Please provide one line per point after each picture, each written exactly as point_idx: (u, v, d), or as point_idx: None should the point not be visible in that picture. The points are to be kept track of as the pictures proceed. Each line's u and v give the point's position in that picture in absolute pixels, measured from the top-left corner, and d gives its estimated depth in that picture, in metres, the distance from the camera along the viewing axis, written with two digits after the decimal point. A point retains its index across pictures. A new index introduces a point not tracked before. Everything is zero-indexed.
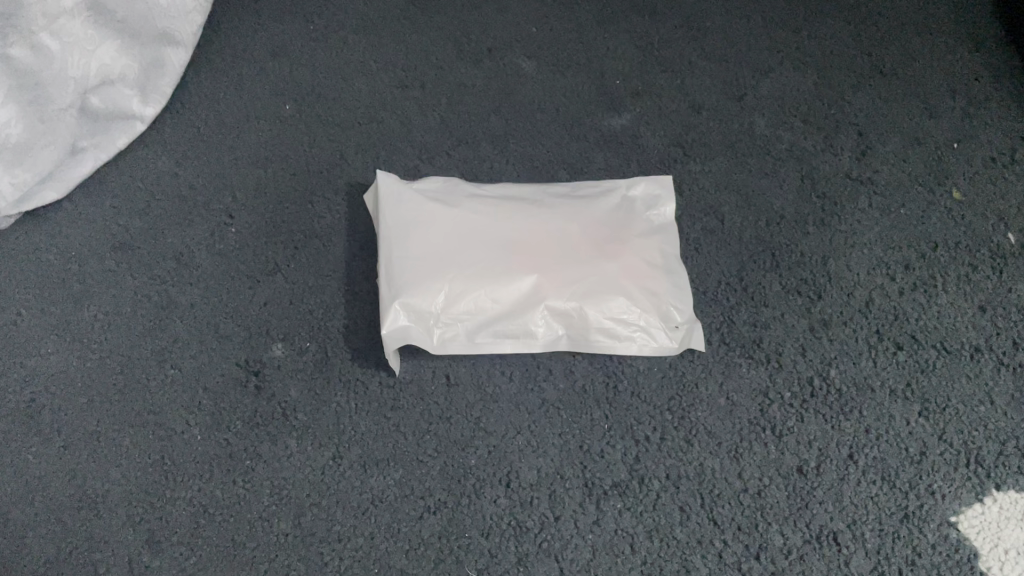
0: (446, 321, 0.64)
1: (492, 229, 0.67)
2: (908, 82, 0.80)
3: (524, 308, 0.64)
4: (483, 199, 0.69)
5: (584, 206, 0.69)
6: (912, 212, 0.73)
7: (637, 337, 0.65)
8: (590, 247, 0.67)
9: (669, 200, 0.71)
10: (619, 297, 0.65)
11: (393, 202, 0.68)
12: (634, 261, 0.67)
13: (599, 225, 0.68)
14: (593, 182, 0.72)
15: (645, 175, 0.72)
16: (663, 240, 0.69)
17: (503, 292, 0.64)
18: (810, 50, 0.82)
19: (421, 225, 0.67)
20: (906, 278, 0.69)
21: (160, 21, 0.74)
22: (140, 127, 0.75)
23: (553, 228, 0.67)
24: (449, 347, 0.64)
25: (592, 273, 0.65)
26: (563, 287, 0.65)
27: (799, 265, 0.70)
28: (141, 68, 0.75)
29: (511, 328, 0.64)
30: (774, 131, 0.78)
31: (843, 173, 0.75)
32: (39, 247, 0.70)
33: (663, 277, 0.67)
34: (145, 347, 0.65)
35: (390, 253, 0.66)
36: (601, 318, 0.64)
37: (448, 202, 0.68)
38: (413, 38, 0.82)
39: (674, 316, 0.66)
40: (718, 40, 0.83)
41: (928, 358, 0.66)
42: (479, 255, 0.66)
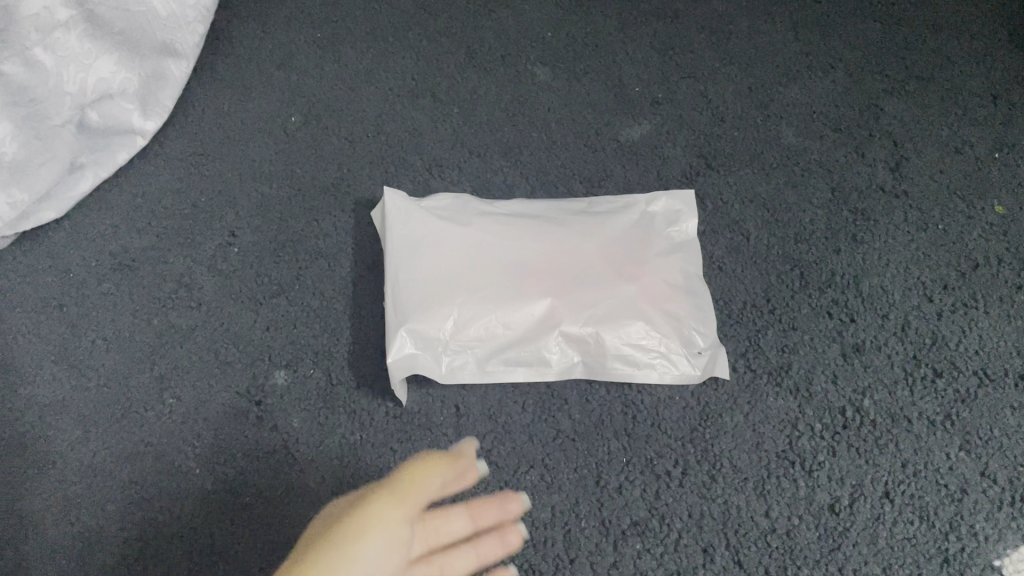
0: (459, 348, 0.64)
1: (505, 252, 0.67)
2: (943, 87, 0.78)
3: (540, 334, 0.64)
4: (494, 219, 0.69)
5: (602, 226, 0.69)
6: (952, 228, 0.71)
7: (656, 364, 0.64)
8: (605, 270, 0.66)
9: (691, 217, 0.70)
10: (637, 323, 0.65)
11: (402, 224, 0.68)
12: (652, 284, 0.66)
13: (616, 247, 0.68)
14: (609, 199, 0.72)
15: (667, 191, 0.71)
16: (683, 260, 0.68)
17: (518, 317, 0.64)
18: (838, 54, 0.80)
19: (431, 248, 0.67)
20: (945, 299, 0.67)
21: (159, 33, 0.73)
22: (141, 141, 0.75)
23: (569, 250, 0.67)
24: (459, 375, 0.63)
25: (609, 298, 0.65)
26: (581, 311, 0.65)
27: (831, 286, 0.68)
28: (141, 81, 0.74)
29: (526, 355, 0.64)
30: (802, 141, 0.76)
31: (877, 185, 0.73)
32: (46, 270, 0.70)
33: (684, 300, 0.66)
34: (144, 374, 0.65)
35: (399, 277, 0.66)
36: (618, 343, 0.64)
37: (459, 223, 0.68)
38: (426, 45, 0.83)
39: (696, 341, 0.65)
40: (745, 46, 0.81)
41: (969, 386, 0.64)
42: (492, 279, 0.66)
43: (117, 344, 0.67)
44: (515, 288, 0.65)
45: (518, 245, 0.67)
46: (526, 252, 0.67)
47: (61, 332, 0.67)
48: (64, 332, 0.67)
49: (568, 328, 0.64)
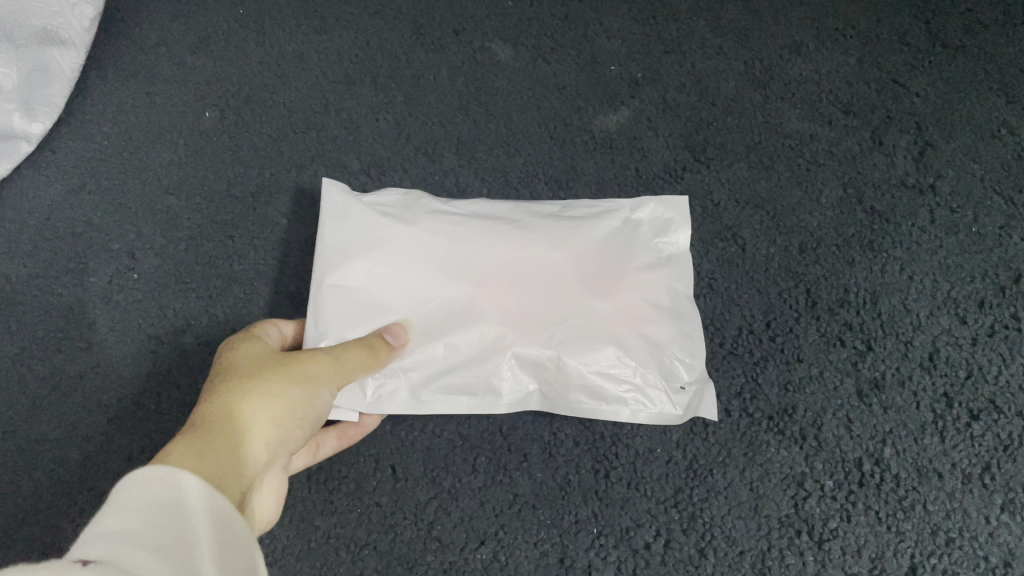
0: (390, 373, 0.50)
1: (455, 258, 0.52)
2: (978, 56, 0.65)
3: (490, 359, 0.50)
4: (448, 217, 0.54)
5: (577, 230, 0.54)
6: (988, 230, 0.59)
7: (630, 399, 0.51)
8: (575, 282, 0.52)
9: (683, 228, 0.56)
10: (610, 348, 0.51)
11: (336, 216, 0.53)
12: (632, 302, 0.52)
13: (593, 254, 0.53)
14: (589, 202, 0.57)
15: (658, 196, 0.56)
16: (671, 276, 0.54)
17: (461, 338, 0.50)
18: (852, 20, 0.67)
19: (365, 247, 0.51)
20: (980, 320, 0.56)
21: (37, 18, 0.62)
22: (27, 148, 0.63)
23: (533, 259, 0.52)
24: (387, 406, 0.50)
25: (575, 317, 0.51)
26: (540, 332, 0.51)
27: (843, 305, 0.57)
28: (22, 78, 0.63)
29: (470, 386, 0.50)
30: (808, 127, 0.63)
31: (898, 180, 0.61)
32: None
33: (669, 323, 0.52)
34: (24, 434, 0.56)
35: (322, 279, 0.51)
36: (584, 372, 0.50)
37: (405, 219, 0.53)
38: (365, 19, 0.69)
39: (680, 375, 0.52)
40: (743, 12, 0.68)
41: (1011, 429, 0.53)
42: (437, 291, 0.51)
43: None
44: (461, 300, 0.51)
45: (472, 250, 0.52)
46: (480, 259, 0.52)
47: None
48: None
49: (523, 351, 0.50)
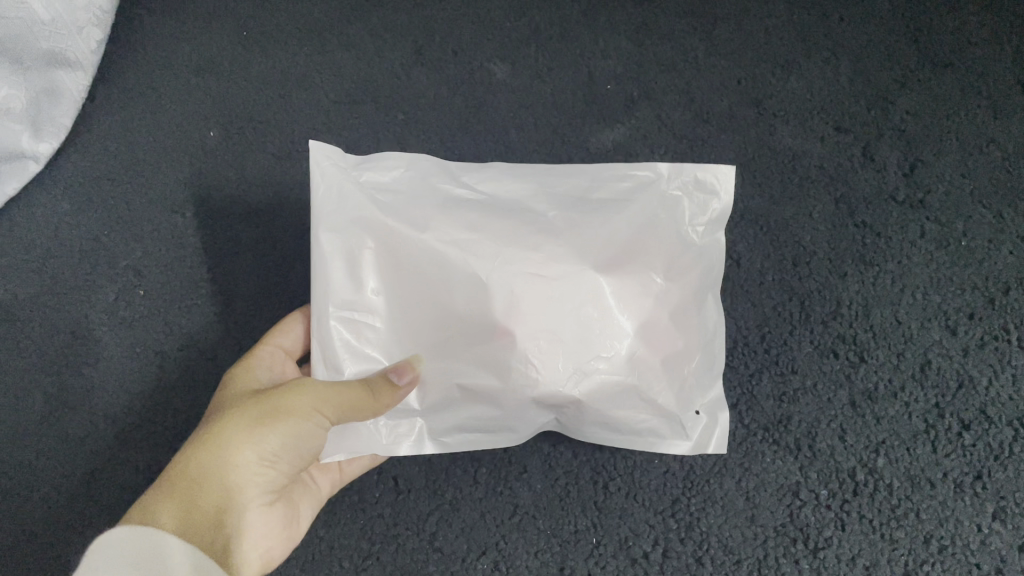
0: (404, 413, 0.49)
1: (469, 275, 0.47)
2: (967, 73, 0.66)
3: (506, 405, 0.48)
4: (458, 216, 0.49)
5: (599, 233, 0.49)
6: (977, 243, 0.60)
7: (648, 428, 0.50)
8: (605, 308, 0.48)
9: (722, 205, 0.51)
10: (634, 383, 0.48)
11: (332, 217, 0.48)
12: (654, 326, 0.49)
13: (621, 264, 0.49)
14: (620, 171, 0.51)
15: (698, 163, 0.50)
16: (700, 280, 0.51)
17: (475, 383, 0.48)
18: (845, 35, 0.68)
19: (370, 271, 0.48)
20: (971, 332, 0.58)
21: (43, 40, 0.63)
22: (34, 167, 0.65)
23: (559, 280, 0.47)
24: (403, 446, 0.49)
25: (602, 351, 0.47)
26: (565, 373, 0.47)
27: (836, 318, 0.58)
28: (29, 98, 0.64)
29: (487, 425, 0.49)
30: (800, 144, 0.65)
31: (888, 195, 0.62)
32: None
33: (693, 342, 0.51)
34: (39, 448, 0.59)
35: (324, 306, 0.48)
36: (602, 412, 0.49)
37: (412, 222, 0.48)
38: (364, 38, 0.70)
39: (694, 400, 0.51)
40: (737, 27, 0.68)
41: (1002, 439, 0.55)
42: (450, 322, 0.47)
43: (10, 412, 0.59)
44: (475, 335, 0.47)
45: (491, 262, 0.47)
46: (501, 278, 0.47)
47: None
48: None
49: (546, 396, 0.47)
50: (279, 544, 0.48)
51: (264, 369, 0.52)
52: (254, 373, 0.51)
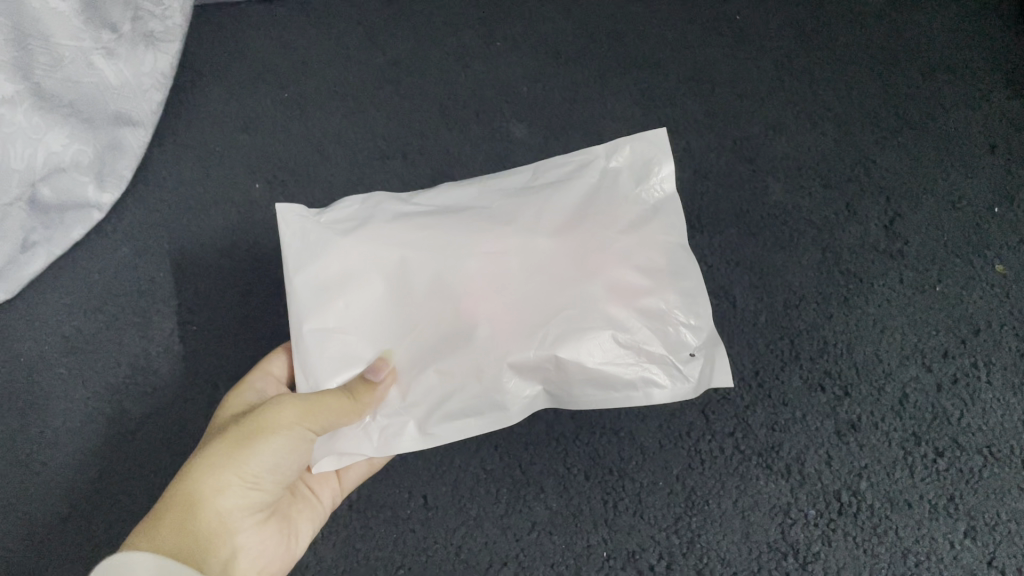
0: (390, 412, 0.50)
1: (431, 265, 0.52)
2: (940, 137, 0.73)
3: (486, 376, 0.50)
4: (411, 222, 0.53)
5: (550, 216, 0.53)
6: (949, 289, 0.67)
7: (640, 382, 0.51)
8: (563, 271, 0.52)
9: (666, 165, 0.53)
10: (608, 333, 0.51)
11: (289, 248, 0.52)
12: (620, 284, 0.52)
13: (575, 232, 0.53)
14: (559, 159, 0.55)
15: (628, 135, 0.54)
16: (662, 230, 0.52)
17: (453, 364, 0.50)
18: (830, 103, 0.75)
19: (338, 288, 0.51)
20: (944, 369, 0.64)
21: (113, 103, 0.70)
22: (98, 216, 0.71)
23: (511, 253, 0.52)
24: (396, 443, 0.50)
25: (566, 307, 0.51)
26: (534, 336, 0.50)
27: (822, 356, 0.64)
28: (96, 153, 0.70)
29: (475, 408, 0.50)
30: (790, 198, 0.71)
31: (870, 245, 0.69)
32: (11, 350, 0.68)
33: (667, 288, 0.52)
34: (100, 468, 0.64)
35: (299, 327, 0.51)
36: (584, 370, 0.50)
37: (368, 236, 0.53)
38: (396, 101, 0.77)
39: (685, 342, 0.51)
40: (733, 93, 0.76)
41: (973, 465, 0.60)
42: (421, 312, 0.52)
43: (74, 436, 0.66)
44: (446, 322, 0.51)
45: (447, 251, 0.52)
46: (459, 263, 0.52)
47: (9, 425, 0.66)
48: (12, 424, 0.66)
49: (521, 356, 0.50)
50: (275, 558, 0.51)
51: (254, 391, 0.54)
52: (244, 397, 0.54)
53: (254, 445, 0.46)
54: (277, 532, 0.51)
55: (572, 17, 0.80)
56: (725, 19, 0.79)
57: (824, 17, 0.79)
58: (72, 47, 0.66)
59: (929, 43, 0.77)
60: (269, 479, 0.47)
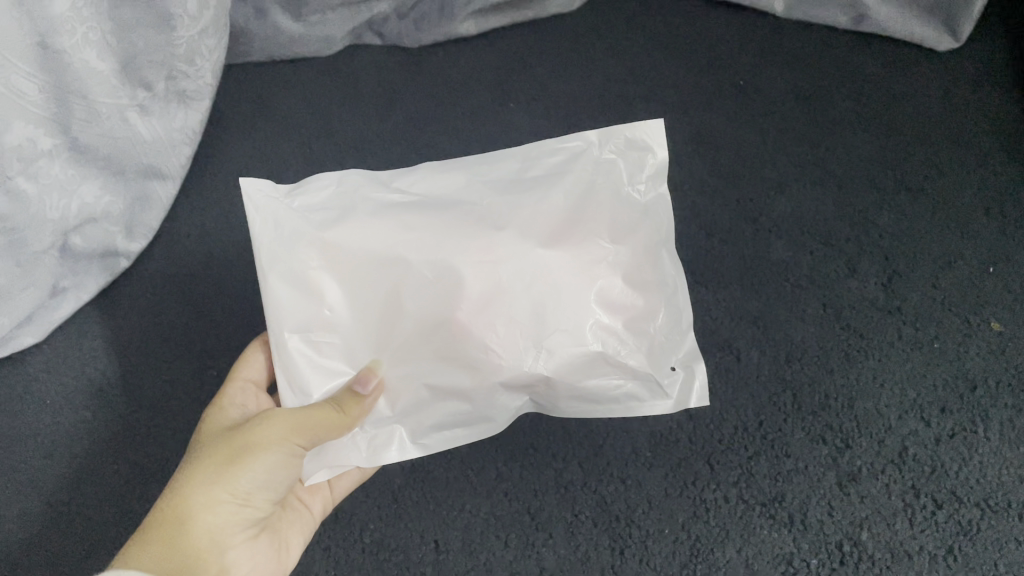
0: (380, 424, 0.52)
1: (416, 268, 0.51)
2: (937, 200, 0.76)
3: (476, 393, 0.52)
4: (396, 215, 0.52)
5: (541, 214, 0.52)
6: (946, 346, 0.69)
7: (624, 395, 0.54)
8: (558, 281, 0.51)
9: (658, 157, 0.53)
10: (598, 349, 0.52)
11: (270, 248, 0.50)
12: (610, 296, 0.53)
13: (566, 239, 0.52)
14: (549, 147, 0.53)
15: (626, 124, 0.53)
16: (651, 237, 0.54)
17: (443, 380, 0.52)
18: (830, 164, 0.78)
19: (321, 294, 0.51)
20: (943, 423, 0.66)
21: (145, 157, 0.73)
22: (125, 263, 0.75)
23: (502, 259, 0.51)
24: (386, 455, 0.53)
25: (562, 323, 0.51)
26: (527, 354, 0.51)
27: (823, 408, 0.66)
28: (126, 204, 0.74)
29: (464, 418, 0.53)
30: (792, 255, 0.74)
31: (869, 302, 0.71)
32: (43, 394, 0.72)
33: (655, 302, 0.54)
34: (125, 506, 0.68)
35: (282, 335, 0.51)
36: (572, 387, 0.53)
37: (351, 236, 0.51)
38: (413, 158, 0.81)
39: (668, 360, 0.54)
40: (737, 154, 0.79)
41: (971, 518, 0.62)
42: (407, 320, 0.51)
43: (101, 478, 0.69)
44: (435, 332, 0.51)
45: (434, 254, 0.51)
46: (446, 267, 0.51)
47: (40, 464, 0.69)
48: (44, 464, 0.69)
49: (513, 376, 0.51)
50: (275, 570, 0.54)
51: (237, 408, 0.56)
52: (228, 414, 0.55)
53: (243, 460, 0.48)
54: (268, 546, 0.53)
55: (583, 80, 0.84)
56: (729, 84, 0.83)
57: (825, 84, 0.83)
58: (110, 104, 0.68)
59: (925, 108, 0.81)
60: (257, 495, 0.49)
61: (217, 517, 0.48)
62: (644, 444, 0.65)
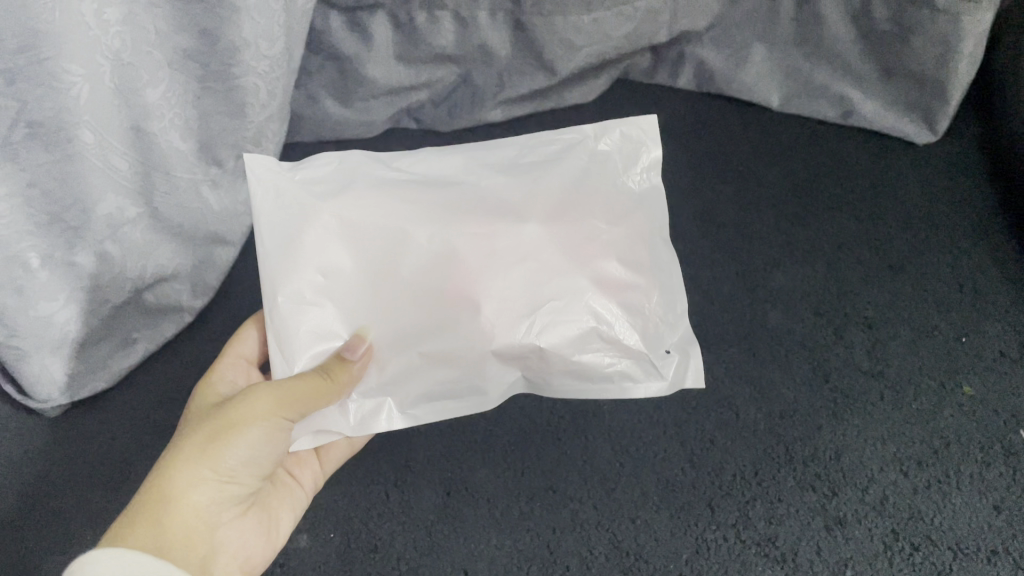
0: (368, 393, 0.59)
1: (416, 239, 0.60)
2: (916, 277, 0.85)
3: (472, 363, 0.59)
4: (401, 193, 0.61)
5: (534, 198, 0.61)
6: (924, 406, 0.77)
7: (615, 373, 0.61)
8: (545, 258, 0.61)
9: (653, 150, 0.62)
10: (591, 323, 0.60)
11: (272, 213, 0.57)
12: (598, 272, 0.61)
13: (560, 217, 0.62)
14: (551, 136, 0.61)
15: (622, 120, 0.61)
16: (644, 223, 0.62)
17: (436, 348, 0.59)
18: (819, 243, 0.88)
19: (314, 260, 0.58)
20: (920, 475, 0.74)
21: (212, 225, 0.82)
22: (188, 317, 0.86)
23: (498, 234, 0.61)
24: (377, 421, 0.59)
25: (551, 295, 0.60)
26: (520, 325, 0.59)
27: (813, 460, 0.74)
28: (194, 266, 0.83)
29: (454, 391, 0.60)
30: (786, 323, 0.82)
31: (855, 366, 0.80)
32: (114, 434, 0.82)
33: (649, 286, 0.62)
34: None
35: (274, 297, 0.57)
36: (563, 363, 0.60)
37: (354, 211, 0.59)
38: None
39: (664, 340, 0.62)
40: (736, 232, 0.88)
41: (944, 560, 0.70)
42: (407, 290, 0.60)
43: None
44: (433, 300, 0.59)
45: (434, 228, 0.60)
46: (447, 241, 0.60)
47: (115, 496, 0.80)
48: (118, 497, 0.80)
49: (508, 347, 0.59)
50: (262, 546, 0.60)
51: (226, 381, 0.65)
52: (217, 387, 0.64)
53: (228, 437, 0.53)
54: (253, 524, 0.59)
55: None
56: (729, 170, 0.93)
57: (814, 171, 0.93)
58: (186, 177, 0.77)
59: (906, 197, 0.90)
60: (241, 469, 0.55)
61: (198, 497, 0.53)
62: (653, 489, 0.73)
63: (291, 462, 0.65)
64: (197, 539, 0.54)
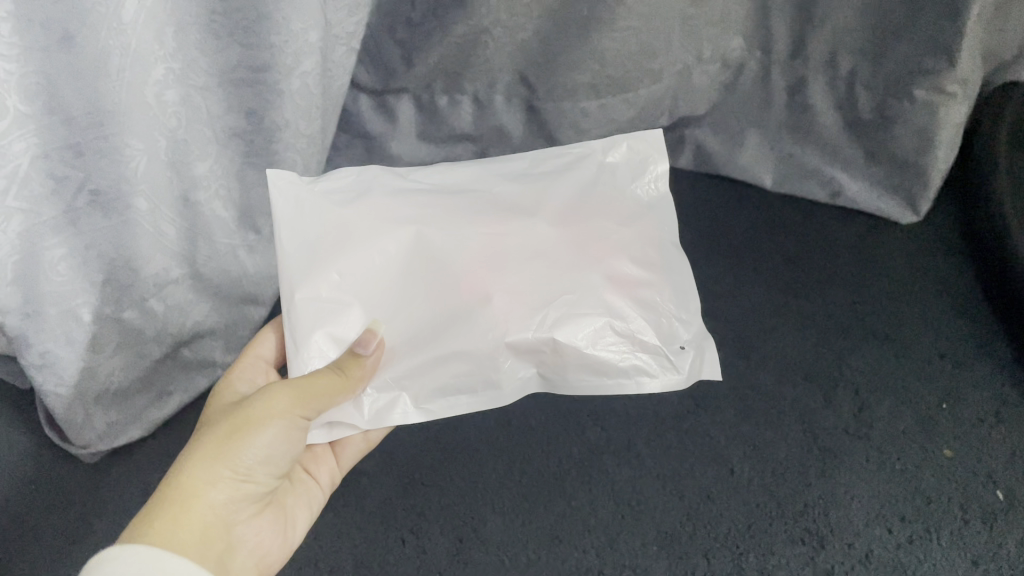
0: (382, 388, 0.63)
1: (432, 239, 0.66)
2: (899, 346, 0.91)
3: (491, 350, 0.64)
4: (419, 198, 0.68)
5: (546, 200, 0.69)
6: (907, 466, 0.83)
7: (630, 369, 0.65)
8: (555, 255, 0.67)
9: (660, 162, 0.70)
10: (606, 317, 0.66)
11: (292, 216, 0.63)
12: (611, 268, 0.68)
13: (570, 219, 0.69)
14: (561, 152, 0.71)
15: (626, 137, 0.71)
16: (653, 226, 0.70)
17: (457, 338, 0.64)
18: (809, 312, 0.94)
19: (332, 260, 0.63)
20: (903, 530, 0.78)
21: (247, 286, 0.89)
22: (220, 372, 0.93)
23: (511, 230, 0.68)
24: (391, 415, 0.62)
25: (564, 290, 0.66)
26: (534, 318, 0.64)
27: (802, 514, 0.79)
28: (228, 325, 0.90)
29: (470, 384, 0.64)
30: (777, 386, 0.88)
31: (842, 428, 0.85)
32: (147, 480, 0.87)
33: (661, 284, 0.68)
34: None
35: (291, 292, 0.61)
36: (577, 355, 0.65)
37: (373, 212, 0.66)
38: None
39: (679, 336, 0.67)
40: (731, 301, 0.95)
41: None
42: (428, 283, 0.65)
43: None
44: (453, 290, 0.65)
45: (452, 227, 0.67)
46: (464, 238, 0.67)
47: None
48: None
49: (522, 338, 0.64)
50: (275, 544, 0.63)
51: (245, 381, 0.68)
52: (235, 387, 0.67)
53: (246, 433, 0.56)
54: (265, 523, 0.62)
55: None
56: (725, 243, 1.00)
57: (803, 247, 1.00)
58: (227, 242, 0.84)
59: (889, 271, 0.97)
60: (257, 466, 0.57)
61: (214, 494, 0.56)
62: (653, 540, 0.78)
63: (307, 459, 0.69)
64: (214, 536, 0.56)
